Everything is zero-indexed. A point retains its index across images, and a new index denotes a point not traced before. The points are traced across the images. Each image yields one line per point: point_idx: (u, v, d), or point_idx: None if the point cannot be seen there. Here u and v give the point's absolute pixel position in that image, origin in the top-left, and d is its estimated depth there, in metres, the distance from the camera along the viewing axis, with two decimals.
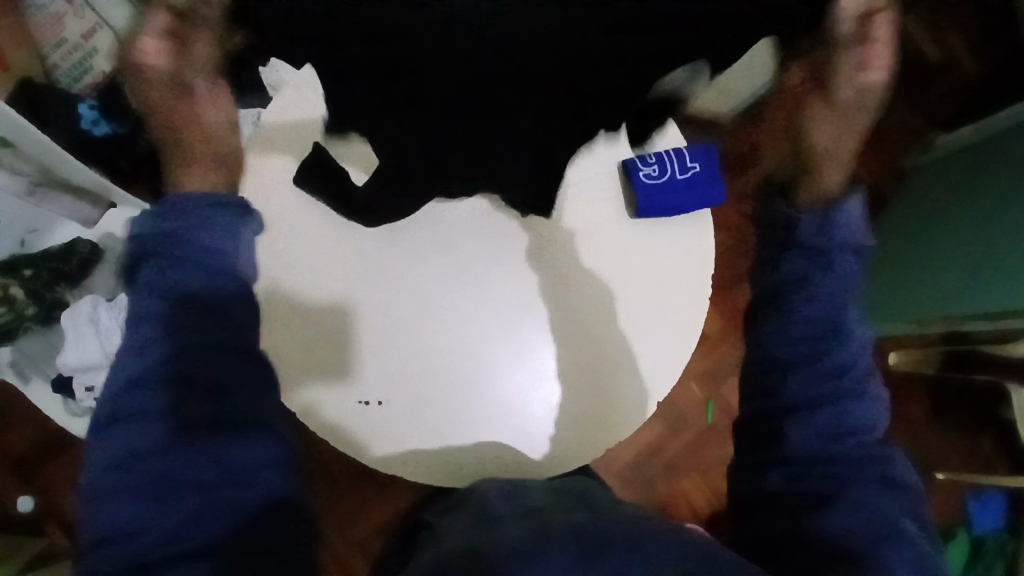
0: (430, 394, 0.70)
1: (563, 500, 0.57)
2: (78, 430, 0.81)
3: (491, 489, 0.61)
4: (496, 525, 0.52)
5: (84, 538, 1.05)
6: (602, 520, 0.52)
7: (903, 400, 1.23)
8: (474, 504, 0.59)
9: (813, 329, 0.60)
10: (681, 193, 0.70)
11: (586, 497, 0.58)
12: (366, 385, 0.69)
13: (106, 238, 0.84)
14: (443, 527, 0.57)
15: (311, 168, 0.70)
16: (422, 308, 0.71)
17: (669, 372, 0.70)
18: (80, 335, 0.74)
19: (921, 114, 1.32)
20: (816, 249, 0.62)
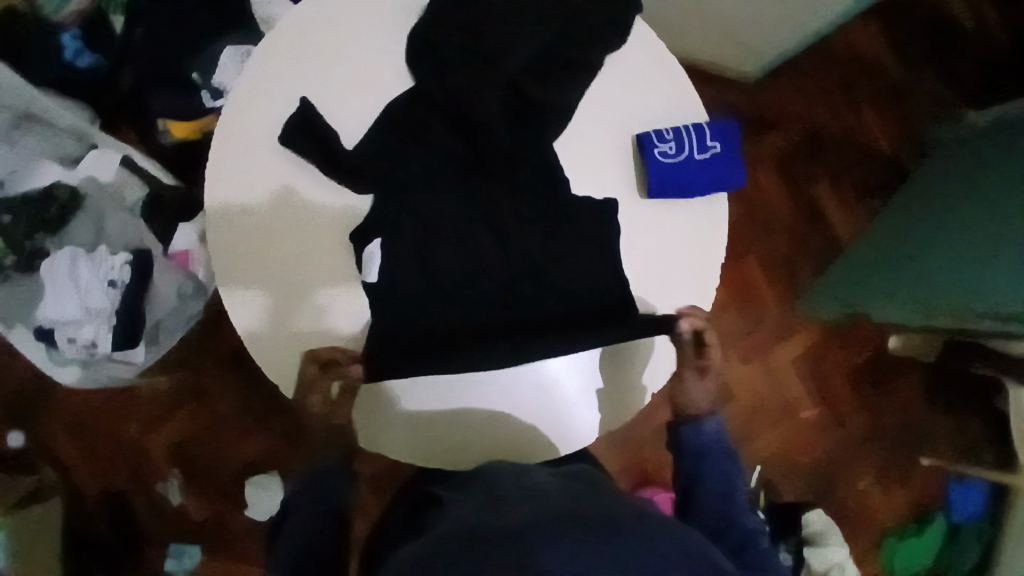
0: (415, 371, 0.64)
1: (572, 486, 0.55)
2: (62, 378, 0.77)
3: (496, 471, 0.58)
4: (506, 508, 0.49)
5: (74, 477, 1.06)
6: (610, 507, 0.48)
7: (896, 380, 1.22)
8: (480, 485, 0.56)
9: (714, 487, 0.64)
10: (697, 177, 0.62)
11: (594, 485, 0.56)
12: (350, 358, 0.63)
13: (87, 182, 0.77)
14: (453, 507, 0.54)
15: (295, 129, 0.61)
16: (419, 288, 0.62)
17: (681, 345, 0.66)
18: (60, 288, 0.71)
19: (950, 84, 1.25)
20: (693, 445, 0.66)
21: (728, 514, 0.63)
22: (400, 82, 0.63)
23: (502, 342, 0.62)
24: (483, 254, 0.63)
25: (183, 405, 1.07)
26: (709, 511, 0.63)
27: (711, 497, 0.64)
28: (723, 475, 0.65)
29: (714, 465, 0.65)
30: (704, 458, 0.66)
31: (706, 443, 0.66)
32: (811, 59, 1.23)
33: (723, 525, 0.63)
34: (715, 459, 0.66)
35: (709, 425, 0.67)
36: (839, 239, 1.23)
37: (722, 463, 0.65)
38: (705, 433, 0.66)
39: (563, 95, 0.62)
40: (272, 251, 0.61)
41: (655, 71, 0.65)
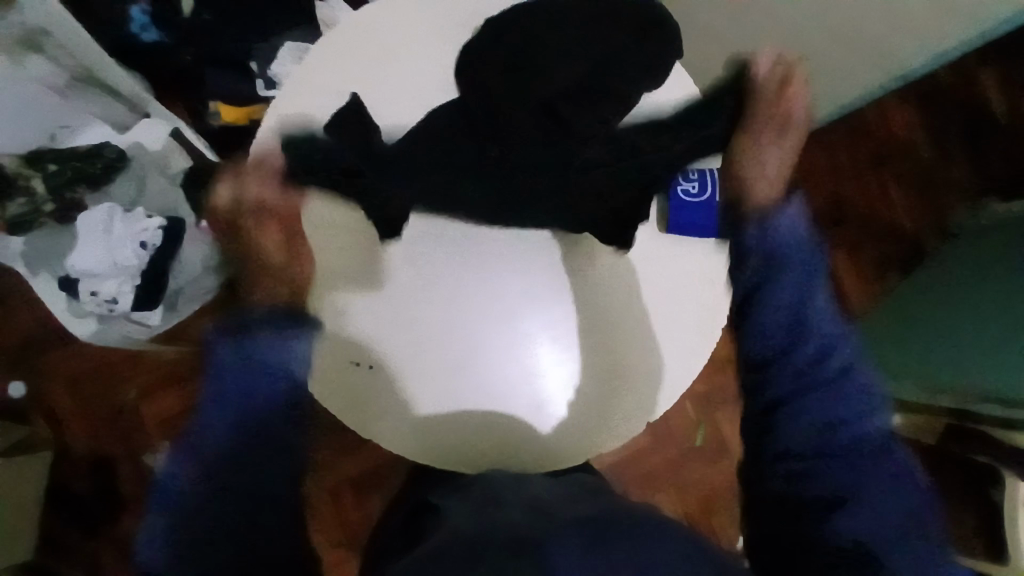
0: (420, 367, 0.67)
1: (573, 493, 0.56)
2: (77, 331, 0.79)
3: (495, 479, 0.59)
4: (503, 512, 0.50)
5: (66, 433, 1.07)
6: (611, 514, 0.50)
7: None
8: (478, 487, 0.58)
9: (784, 316, 0.59)
10: (730, 180, 0.64)
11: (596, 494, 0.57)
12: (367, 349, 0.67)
13: (135, 148, 0.83)
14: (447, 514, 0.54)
15: (342, 120, 0.65)
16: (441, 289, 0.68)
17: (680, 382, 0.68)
18: (93, 241, 0.73)
19: (977, 174, 1.27)
20: (768, 242, 0.60)
21: (827, 342, 0.58)
22: (444, 91, 0.68)
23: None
24: None
25: (184, 378, 1.09)
26: (786, 385, 0.57)
27: (789, 335, 0.58)
28: (804, 295, 0.59)
29: (806, 300, 0.59)
30: (780, 267, 0.59)
31: (786, 231, 0.61)
32: (843, 130, 1.26)
33: (808, 334, 0.58)
34: (789, 234, 0.61)
35: (787, 220, 0.61)
36: (850, 308, 1.24)
37: (801, 296, 0.59)
38: (782, 228, 0.61)
39: (597, 125, 0.65)
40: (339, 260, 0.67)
41: (685, 113, 0.69)
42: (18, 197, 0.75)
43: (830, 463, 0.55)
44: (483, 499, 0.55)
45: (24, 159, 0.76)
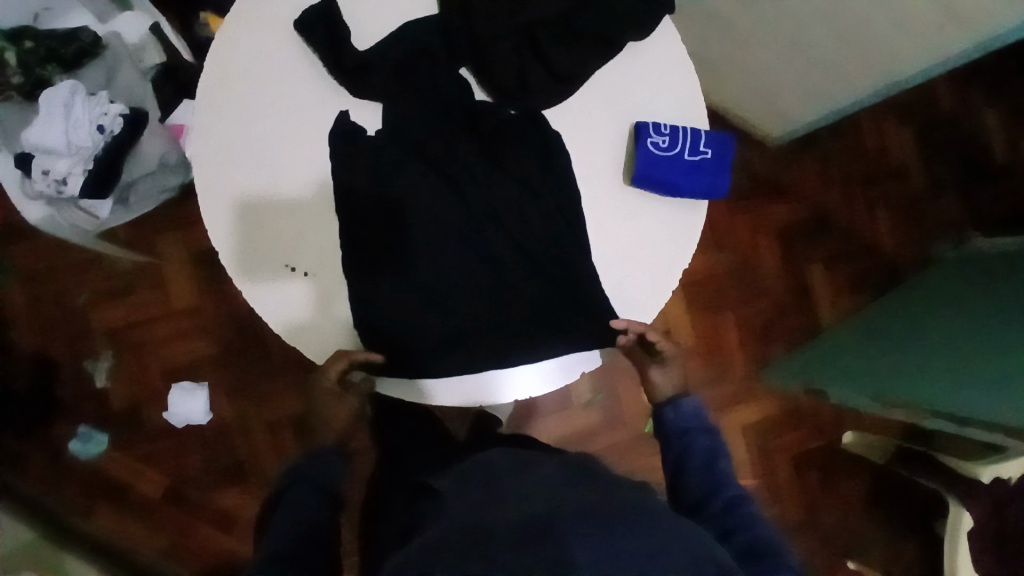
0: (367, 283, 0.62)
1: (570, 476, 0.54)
2: (27, 214, 0.76)
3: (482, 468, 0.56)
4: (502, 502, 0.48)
5: (11, 329, 1.05)
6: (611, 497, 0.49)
7: (841, 479, 1.21)
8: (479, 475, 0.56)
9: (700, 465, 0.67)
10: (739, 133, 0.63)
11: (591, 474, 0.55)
12: (303, 282, 0.61)
13: (112, 36, 0.79)
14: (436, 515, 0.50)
15: (312, 16, 0.60)
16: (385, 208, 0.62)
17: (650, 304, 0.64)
18: (50, 116, 0.70)
19: (967, 208, 1.26)
20: (679, 428, 0.71)
21: (713, 477, 0.66)
22: (426, 9, 0.63)
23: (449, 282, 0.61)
24: (456, 197, 0.62)
25: (138, 291, 1.07)
26: (696, 483, 0.66)
27: (696, 470, 0.67)
28: (709, 449, 0.69)
29: (696, 444, 0.69)
30: (688, 438, 0.70)
31: (686, 423, 0.71)
32: (841, 145, 1.25)
33: (712, 491, 0.65)
34: (700, 431, 0.71)
35: (688, 407, 0.72)
36: (822, 322, 1.23)
37: (706, 441, 0.70)
38: (682, 412, 0.72)
39: (578, 66, 0.63)
40: (279, 214, 0.61)
41: (664, 70, 0.66)
42: None
43: (747, 536, 0.59)
44: (479, 487, 0.52)
45: (6, 34, 0.75)
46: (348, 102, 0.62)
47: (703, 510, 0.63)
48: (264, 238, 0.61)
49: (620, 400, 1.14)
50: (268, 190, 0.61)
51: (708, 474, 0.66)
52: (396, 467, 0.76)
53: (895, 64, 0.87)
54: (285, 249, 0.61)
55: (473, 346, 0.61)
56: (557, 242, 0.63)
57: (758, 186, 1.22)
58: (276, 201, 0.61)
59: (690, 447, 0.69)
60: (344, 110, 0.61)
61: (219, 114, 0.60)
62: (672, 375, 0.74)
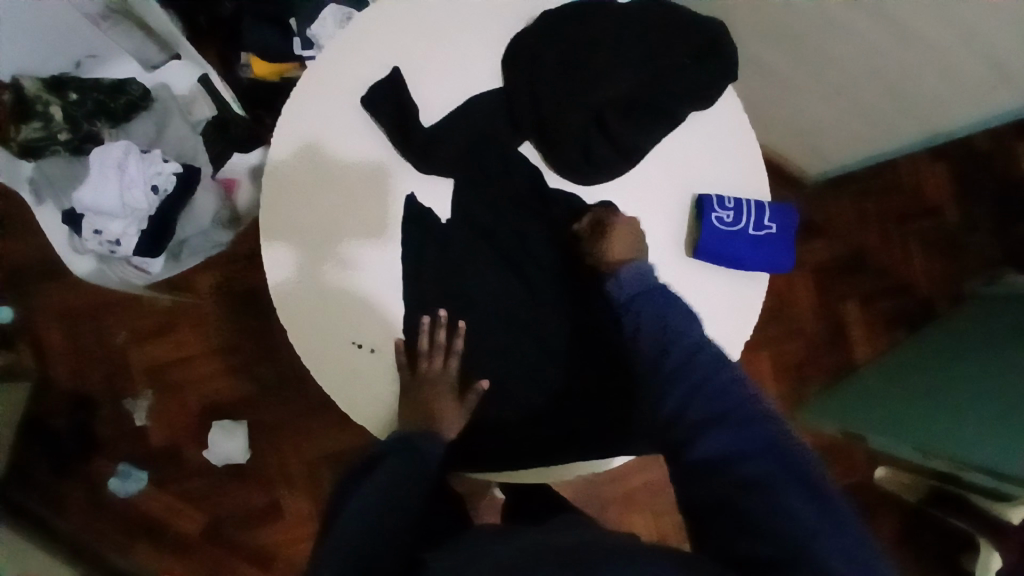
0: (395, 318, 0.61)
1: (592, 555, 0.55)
2: (75, 267, 0.77)
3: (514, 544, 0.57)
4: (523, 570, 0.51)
5: (50, 366, 1.05)
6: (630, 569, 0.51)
7: (873, 516, 1.21)
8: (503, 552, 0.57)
9: (683, 371, 0.54)
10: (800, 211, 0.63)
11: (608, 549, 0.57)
12: (317, 269, 0.60)
13: (160, 88, 0.80)
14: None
15: (381, 92, 0.60)
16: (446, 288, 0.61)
17: None
18: (104, 177, 0.69)
19: (1002, 246, 1.25)
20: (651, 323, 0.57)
21: (668, 333, 0.56)
22: (490, 79, 0.63)
23: (510, 357, 0.62)
24: (516, 272, 0.63)
25: (177, 329, 1.07)
26: (681, 394, 0.53)
27: (649, 330, 0.57)
28: (664, 298, 0.58)
29: (650, 304, 0.58)
30: (654, 335, 0.56)
31: (645, 299, 0.58)
32: (876, 180, 1.24)
33: (667, 348, 0.55)
34: (656, 287, 0.59)
35: (638, 267, 0.59)
36: (855, 359, 1.23)
37: (657, 297, 0.58)
38: (629, 281, 0.59)
39: (643, 140, 0.62)
40: (306, 191, 0.60)
41: (725, 140, 0.65)
42: (33, 121, 0.71)
43: (701, 406, 0.52)
44: None
45: (47, 83, 0.73)
46: (416, 179, 0.61)
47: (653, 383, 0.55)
48: (284, 210, 0.60)
49: None
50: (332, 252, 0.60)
51: (663, 332, 0.56)
52: None
53: (937, 118, 0.87)
54: (352, 323, 0.60)
55: (537, 421, 0.61)
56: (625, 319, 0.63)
57: None
58: (304, 182, 0.60)
59: (643, 306, 0.57)
60: (412, 191, 0.61)
61: (284, 183, 0.60)
62: (627, 246, 0.60)
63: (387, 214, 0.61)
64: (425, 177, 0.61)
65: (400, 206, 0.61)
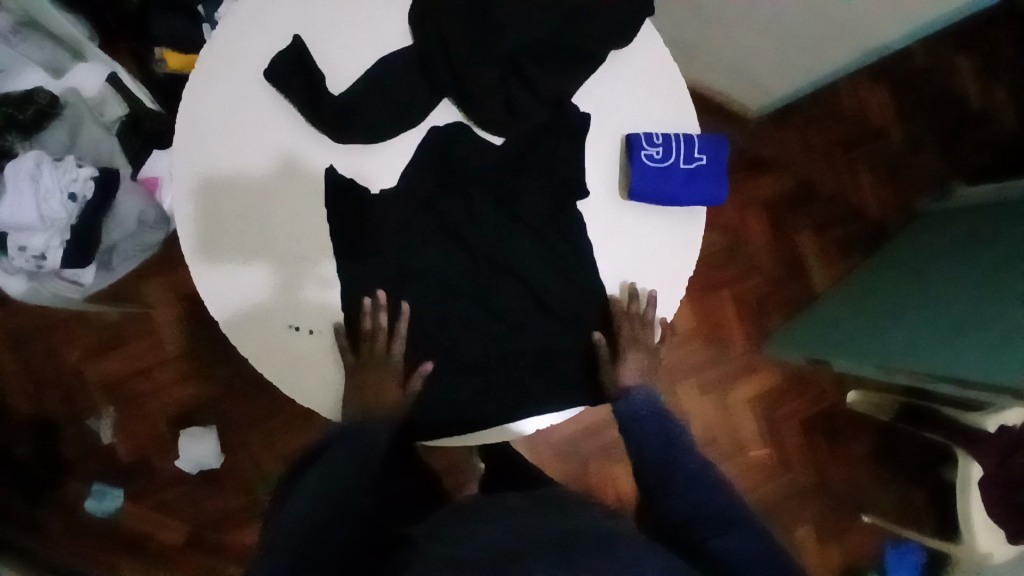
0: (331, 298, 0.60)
1: (561, 517, 0.55)
2: (9, 288, 0.73)
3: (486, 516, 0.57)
4: (488, 539, 0.51)
5: (6, 395, 1.02)
6: (590, 532, 0.51)
7: (848, 439, 1.24)
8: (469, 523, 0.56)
9: (688, 478, 0.58)
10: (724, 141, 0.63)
11: (575, 512, 0.57)
12: (292, 296, 0.59)
13: (68, 93, 0.75)
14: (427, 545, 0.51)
15: (283, 64, 0.58)
16: (379, 261, 0.60)
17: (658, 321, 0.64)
18: (17, 190, 0.65)
19: (949, 159, 1.26)
20: (660, 440, 0.61)
21: (671, 452, 0.61)
22: (399, 39, 0.61)
23: (451, 321, 0.61)
24: (448, 235, 0.62)
25: (132, 342, 1.04)
26: (685, 495, 0.57)
27: (655, 451, 0.61)
28: (664, 431, 0.62)
29: (650, 433, 0.62)
30: (654, 438, 0.61)
31: (643, 412, 0.63)
32: (820, 109, 1.24)
33: (670, 468, 0.59)
34: (656, 422, 0.63)
35: (641, 394, 0.63)
36: (816, 289, 1.24)
37: (659, 425, 0.62)
38: (638, 403, 0.63)
39: (563, 84, 0.61)
40: (258, 221, 0.59)
41: (648, 76, 0.64)
42: None
43: (708, 516, 0.55)
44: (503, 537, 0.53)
45: None
46: (333, 152, 0.60)
47: (660, 497, 0.58)
48: (241, 245, 0.59)
49: None
50: (255, 243, 0.59)
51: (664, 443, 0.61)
52: None
53: (869, 36, 0.86)
54: (285, 308, 0.59)
55: (489, 382, 0.61)
56: (563, 268, 0.62)
57: (742, 160, 1.22)
58: (239, 186, 0.59)
59: (646, 434, 0.62)
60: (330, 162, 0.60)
61: (194, 180, 0.58)
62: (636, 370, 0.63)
63: (306, 191, 0.59)
64: (343, 148, 0.60)
65: (318, 181, 0.59)
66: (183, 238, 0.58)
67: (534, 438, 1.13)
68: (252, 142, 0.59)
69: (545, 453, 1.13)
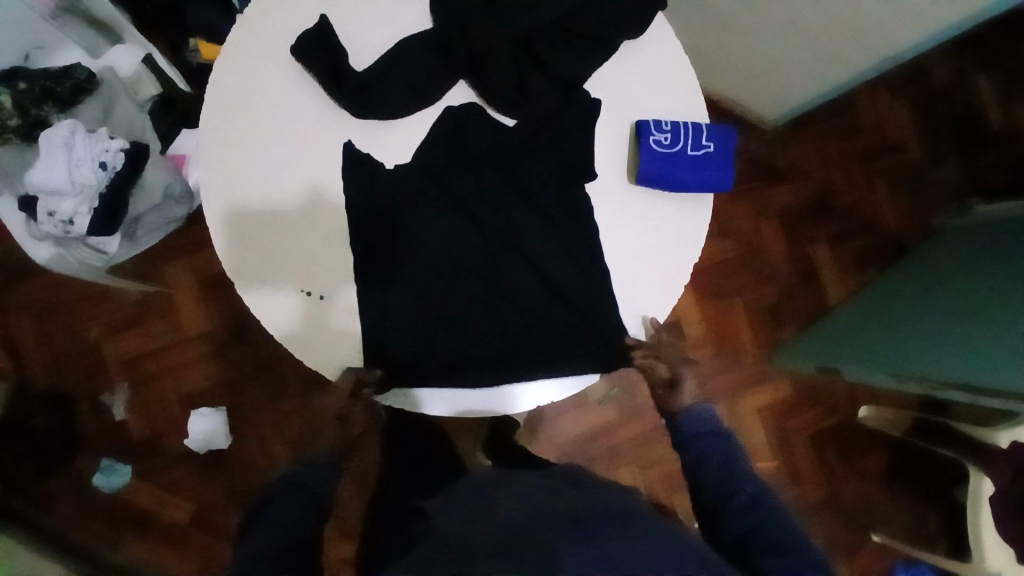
0: (343, 266, 0.62)
1: (566, 491, 0.56)
2: (35, 254, 0.76)
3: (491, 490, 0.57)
4: (492, 513, 0.52)
5: (27, 368, 1.06)
6: (595, 507, 0.52)
7: (860, 454, 1.22)
8: (472, 498, 0.57)
9: (743, 499, 0.63)
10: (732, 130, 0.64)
11: (583, 488, 0.57)
12: (317, 288, 0.61)
13: (105, 71, 0.79)
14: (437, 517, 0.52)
15: (309, 39, 0.62)
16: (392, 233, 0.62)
17: (663, 305, 0.65)
18: (51, 156, 0.68)
19: (968, 176, 1.26)
20: (721, 456, 0.67)
21: (729, 475, 0.65)
22: (419, 22, 0.65)
23: (446, 291, 0.62)
24: (460, 210, 0.63)
25: (150, 321, 1.07)
26: (736, 516, 0.61)
27: (713, 471, 0.66)
28: (722, 448, 0.68)
29: (710, 451, 0.68)
30: (703, 447, 0.68)
31: (702, 427, 0.69)
32: (837, 121, 1.25)
33: (731, 489, 0.64)
34: (716, 440, 0.69)
35: (698, 413, 0.71)
36: (830, 301, 1.23)
37: (719, 445, 0.68)
38: (698, 420, 0.70)
39: (576, 69, 0.63)
40: (278, 190, 0.61)
41: (659, 65, 0.66)
42: None
43: (763, 535, 0.58)
44: (505, 506, 0.53)
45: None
46: (353, 125, 0.62)
47: (718, 514, 0.63)
48: (267, 249, 0.61)
49: (633, 392, 1.14)
50: (274, 211, 0.61)
51: (720, 463, 0.66)
52: (415, 478, 0.77)
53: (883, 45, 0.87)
54: (300, 275, 0.61)
55: (493, 357, 0.61)
56: (570, 246, 0.64)
57: (756, 169, 1.23)
58: (260, 157, 0.61)
59: (704, 451, 0.68)
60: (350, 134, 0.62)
61: (216, 150, 0.61)
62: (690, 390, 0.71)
63: (324, 162, 0.62)
64: (362, 122, 0.62)
65: (337, 151, 0.62)
66: (209, 216, 0.61)
67: (540, 435, 1.12)
68: (268, 132, 0.62)
69: (550, 451, 1.12)
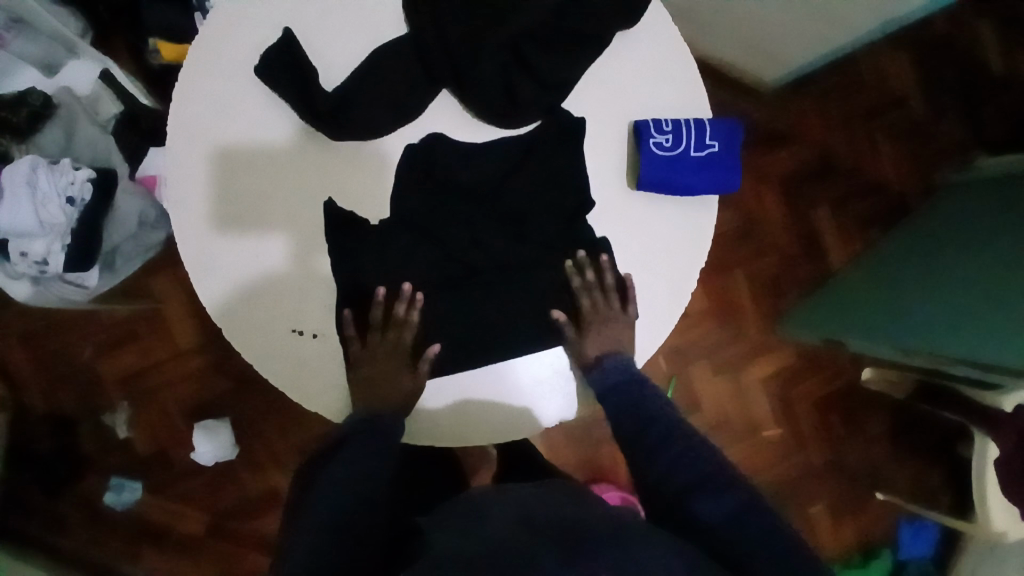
0: (330, 300, 0.59)
1: (564, 499, 0.54)
2: (16, 294, 0.72)
3: (479, 496, 0.56)
4: (488, 523, 0.49)
5: (23, 393, 1.04)
6: (596, 518, 0.50)
7: (864, 417, 1.23)
8: (461, 501, 0.55)
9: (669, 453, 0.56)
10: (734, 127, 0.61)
11: (583, 499, 0.55)
12: (301, 310, 0.59)
13: (61, 91, 0.74)
14: (432, 535, 0.50)
15: (273, 58, 0.58)
16: (385, 262, 0.59)
17: (670, 313, 0.62)
18: (14, 198, 0.64)
19: (970, 130, 1.21)
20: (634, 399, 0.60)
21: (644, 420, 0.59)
22: (395, 28, 0.60)
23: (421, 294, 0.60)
24: (449, 232, 0.60)
25: (142, 337, 1.05)
26: (671, 466, 0.56)
27: (628, 412, 0.59)
28: (636, 390, 0.60)
29: (619, 391, 0.60)
30: (611, 392, 0.60)
31: (614, 378, 0.60)
32: (835, 77, 1.20)
33: (646, 425, 0.59)
34: (627, 382, 0.60)
35: (614, 363, 0.60)
36: (832, 265, 1.21)
37: (630, 385, 0.60)
38: (610, 374, 0.59)
39: (567, 70, 0.59)
40: (257, 224, 0.59)
41: (656, 57, 0.61)
42: None
43: (687, 475, 0.55)
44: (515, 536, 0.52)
45: None
46: (331, 149, 0.59)
47: (640, 456, 0.57)
48: (245, 267, 0.59)
49: None
50: (255, 245, 0.59)
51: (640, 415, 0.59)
52: None
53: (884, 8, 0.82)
54: (289, 312, 0.59)
55: (498, 382, 0.61)
56: (570, 259, 0.61)
57: (754, 134, 1.18)
58: (236, 188, 0.59)
59: (616, 394, 0.60)
60: (327, 158, 0.59)
61: (189, 182, 0.58)
62: (596, 345, 0.60)
63: (304, 190, 0.59)
64: (342, 145, 0.59)
65: (316, 178, 0.59)
66: (187, 254, 0.59)
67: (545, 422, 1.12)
68: (241, 172, 0.59)
69: (556, 438, 1.13)
